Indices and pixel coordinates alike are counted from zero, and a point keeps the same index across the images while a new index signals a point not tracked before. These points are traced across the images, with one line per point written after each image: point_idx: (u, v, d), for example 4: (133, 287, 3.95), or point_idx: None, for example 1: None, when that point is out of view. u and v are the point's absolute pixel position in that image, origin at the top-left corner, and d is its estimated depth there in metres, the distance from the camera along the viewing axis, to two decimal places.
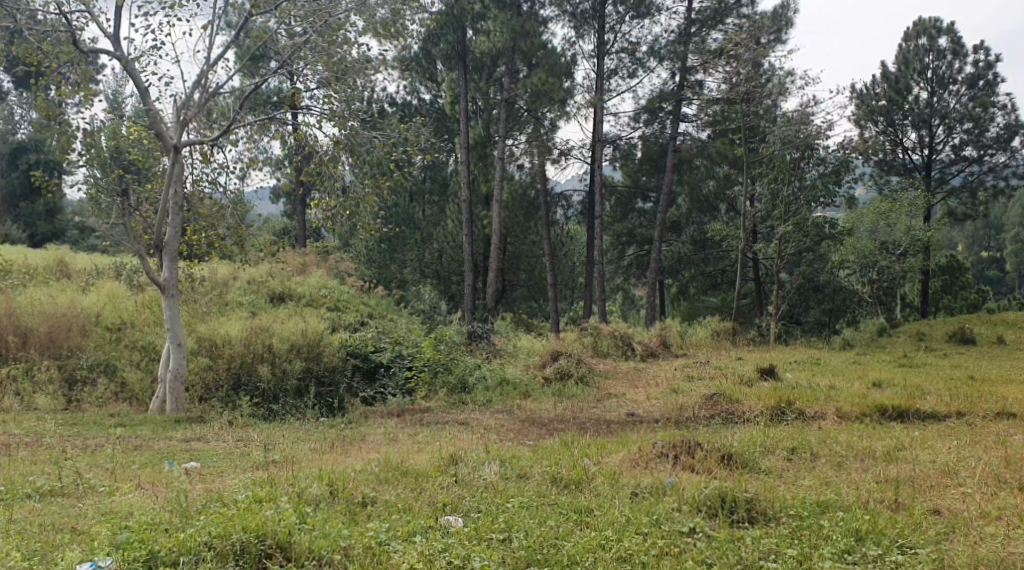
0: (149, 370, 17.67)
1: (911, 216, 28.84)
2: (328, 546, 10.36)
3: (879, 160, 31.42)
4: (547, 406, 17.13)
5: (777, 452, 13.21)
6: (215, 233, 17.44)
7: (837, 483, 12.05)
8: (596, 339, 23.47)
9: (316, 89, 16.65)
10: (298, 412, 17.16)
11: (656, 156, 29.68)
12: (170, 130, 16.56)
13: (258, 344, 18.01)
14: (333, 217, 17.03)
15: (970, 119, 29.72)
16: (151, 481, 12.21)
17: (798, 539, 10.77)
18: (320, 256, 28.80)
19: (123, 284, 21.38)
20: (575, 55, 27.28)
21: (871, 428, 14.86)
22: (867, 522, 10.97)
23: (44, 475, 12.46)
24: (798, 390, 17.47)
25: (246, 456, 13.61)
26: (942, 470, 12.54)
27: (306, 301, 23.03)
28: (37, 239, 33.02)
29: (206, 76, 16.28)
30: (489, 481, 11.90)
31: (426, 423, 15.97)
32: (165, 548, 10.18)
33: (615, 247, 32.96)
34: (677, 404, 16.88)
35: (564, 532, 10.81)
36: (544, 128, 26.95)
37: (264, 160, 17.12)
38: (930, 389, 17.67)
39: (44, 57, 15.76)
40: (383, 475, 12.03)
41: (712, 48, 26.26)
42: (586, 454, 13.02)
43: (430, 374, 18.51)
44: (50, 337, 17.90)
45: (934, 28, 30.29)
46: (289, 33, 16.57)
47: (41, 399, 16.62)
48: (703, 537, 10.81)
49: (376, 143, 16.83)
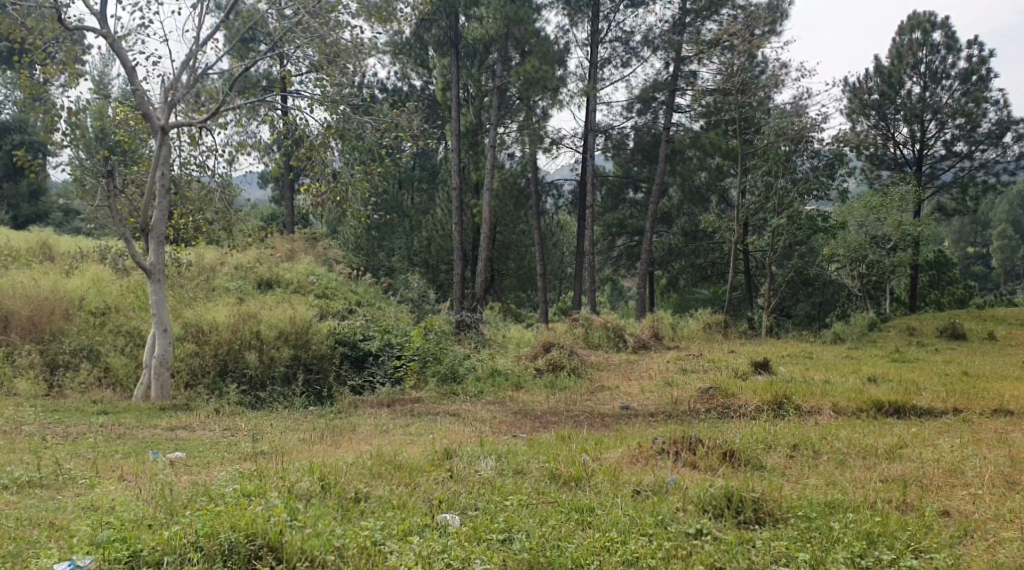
0: (134, 355, 17.26)
1: (901, 210, 28.32)
2: (321, 547, 10.01)
3: (870, 154, 31.11)
4: (540, 399, 16.79)
5: (778, 450, 12.90)
6: (202, 217, 17.01)
7: (843, 483, 11.74)
8: (587, 330, 23.12)
9: (307, 73, 16.24)
10: (286, 400, 16.80)
11: (648, 146, 29.00)
12: (158, 111, 16.12)
13: (246, 330, 17.58)
14: (322, 203, 16.63)
15: (963, 115, 29.42)
16: (134, 472, 11.80)
17: (807, 542, 10.50)
18: (308, 243, 28.32)
19: (108, 268, 20.94)
20: (569, 43, 26.88)
21: (869, 424, 14.55)
22: (877, 524, 10.72)
23: (21, 465, 12.03)
24: (793, 384, 17.15)
25: (233, 447, 13.21)
26: (948, 469, 12.27)
27: (294, 287, 22.62)
28: (20, 221, 32.55)
29: (194, 57, 15.84)
30: (486, 477, 11.56)
31: (417, 414, 15.60)
32: (148, 547, 9.83)
33: (606, 238, 32.54)
34: (672, 397, 16.58)
35: (566, 533, 10.50)
36: (536, 117, 26.52)
37: (254, 145, 16.67)
38: (925, 384, 17.42)
39: (28, 33, 15.30)
40: (375, 469, 11.65)
41: (707, 39, 25.88)
42: (584, 449, 12.66)
43: (419, 363, 18.14)
44: (32, 321, 17.50)
45: (928, 22, 29.94)
46: (279, 16, 16.18)
47: (21, 384, 16.19)
48: (711, 540, 10.50)
49: (365, 127, 16.44)
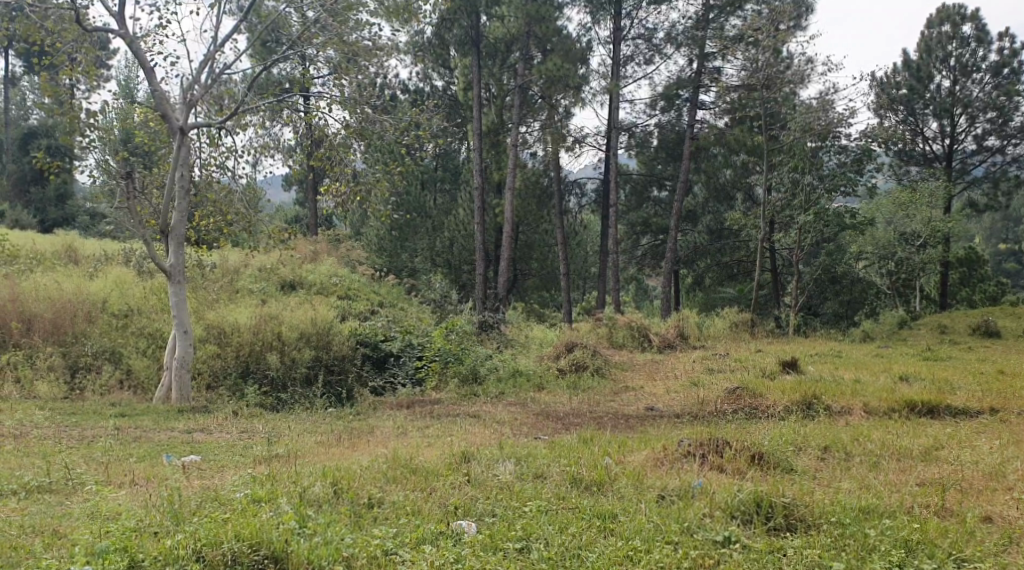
0: (156, 358, 17.01)
1: (932, 206, 27.41)
2: (329, 556, 9.72)
3: (899, 150, 30.39)
4: (563, 399, 16.42)
5: (809, 452, 12.44)
6: (223, 219, 16.72)
7: (878, 487, 11.26)
8: (610, 330, 22.77)
9: (327, 74, 15.94)
10: (307, 402, 16.43)
11: (672, 144, 28.66)
12: (177, 112, 15.83)
13: (267, 332, 17.29)
14: (344, 204, 16.28)
15: (995, 108, 28.74)
16: (146, 476, 11.52)
17: (842, 551, 10.08)
18: (330, 244, 28.11)
19: (130, 270, 20.78)
20: (591, 40, 26.44)
21: (904, 425, 14.07)
22: (916, 531, 10.29)
23: (33, 469, 11.82)
24: (822, 383, 16.71)
25: (249, 451, 12.91)
26: (988, 472, 11.77)
27: (316, 289, 22.34)
28: (47, 225, 32.40)
29: (213, 58, 15.54)
30: (505, 481, 11.19)
31: (437, 415, 15.26)
32: (150, 556, 9.60)
33: (630, 237, 32.11)
34: (698, 397, 16.15)
35: (587, 542, 10.12)
36: (558, 115, 26.06)
37: (276, 147, 16.41)
38: (959, 382, 16.93)
39: (47, 35, 15.03)
40: (389, 473, 11.30)
41: (733, 34, 25.40)
42: (607, 453, 12.25)
43: (441, 364, 17.81)
44: (54, 323, 17.24)
45: (957, 15, 29.29)
46: (301, 16, 15.89)
47: (41, 387, 16.00)
48: (740, 548, 10.08)
49: (387, 126, 16.04)
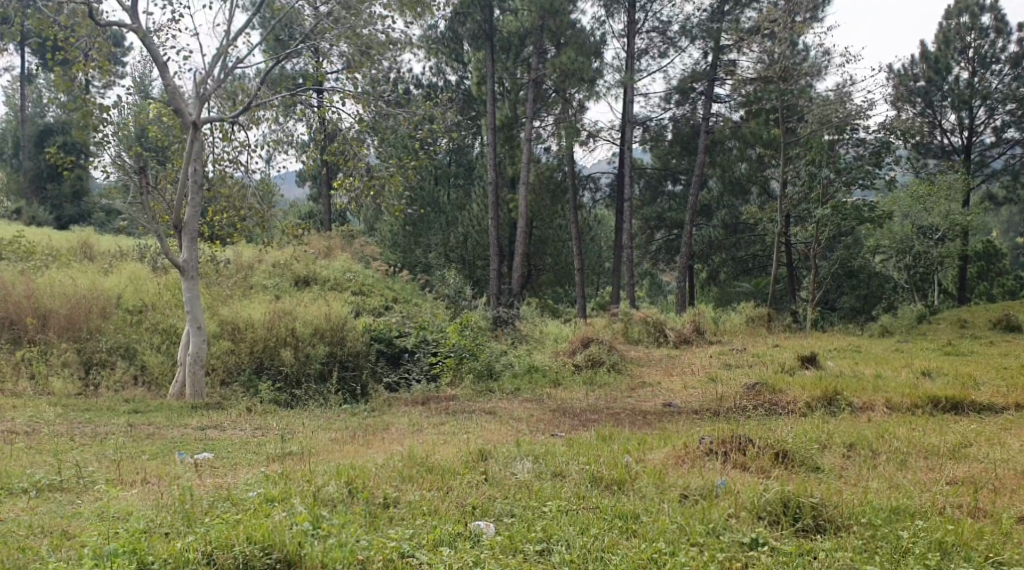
0: (170, 354, 16.86)
1: (951, 198, 27.00)
2: (343, 559, 9.52)
3: (916, 143, 29.89)
4: (579, 396, 16.16)
5: (834, 450, 12.15)
6: (237, 215, 16.48)
7: (907, 486, 10.98)
8: (626, 325, 22.50)
9: (340, 69, 15.70)
10: (321, 398, 16.24)
11: (687, 138, 28.38)
12: (190, 107, 15.59)
13: (281, 328, 17.09)
14: (357, 199, 15.97)
15: (1014, 100, 28.24)
16: (158, 475, 11.35)
17: (874, 553, 9.83)
18: (345, 239, 27.88)
19: (145, 267, 20.61)
20: (605, 34, 26.13)
21: (929, 422, 13.75)
22: (950, 532, 10.02)
23: (44, 468, 11.65)
24: (843, 379, 16.39)
25: (263, 448, 12.72)
26: (1020, 470, 11.47)
27: (331, 284, 22.15)
28: (63, 221, 32.34)
29: (225, 52, 15.29)
30: (523, 481, 10.96)
31: (452, 412, 15.05)
32: (160, 559, 9.43)
33: (644, 232, 31.76)
34: (716, 393, 15.88)
35: (609, 544, 9.87)
36: (572, 110, 25.93)
37: (290, 142, 16.19)
38: (983, 378, 16.58)
39: (61, 31, 14.80)
40: (405, 472, 11.07)
41: (748, 26, 25.08)
42: (627, 451, 12.00)
43: (455, 360, 17.56)
44: (69, 320, 17.03)
45: (976, 5, 28.82)
46: (313, 10, 15.65)
47: (55, 383, 15.84)
48: (769, 551, 9.82)
49: (401, 121, 15.79)
